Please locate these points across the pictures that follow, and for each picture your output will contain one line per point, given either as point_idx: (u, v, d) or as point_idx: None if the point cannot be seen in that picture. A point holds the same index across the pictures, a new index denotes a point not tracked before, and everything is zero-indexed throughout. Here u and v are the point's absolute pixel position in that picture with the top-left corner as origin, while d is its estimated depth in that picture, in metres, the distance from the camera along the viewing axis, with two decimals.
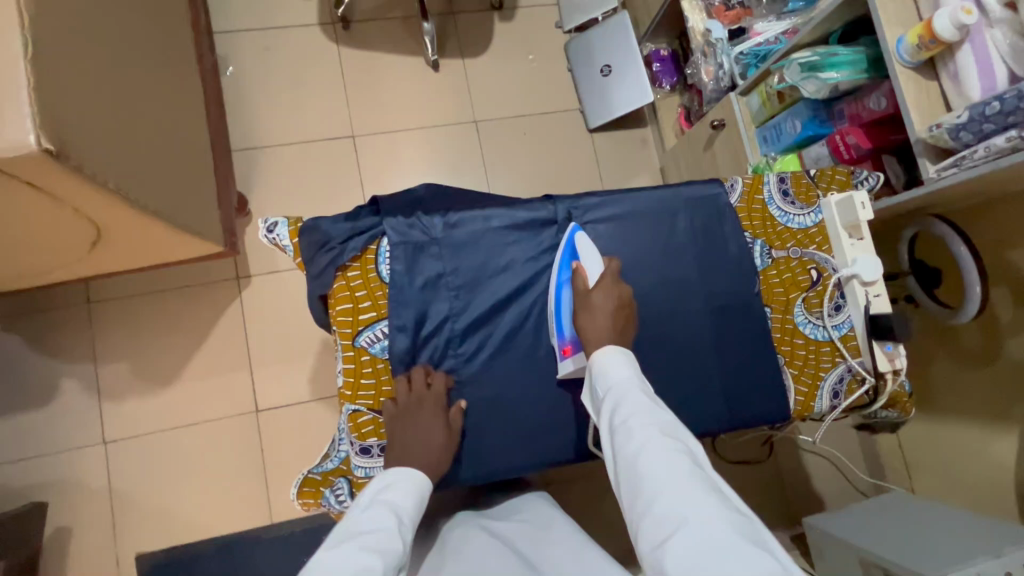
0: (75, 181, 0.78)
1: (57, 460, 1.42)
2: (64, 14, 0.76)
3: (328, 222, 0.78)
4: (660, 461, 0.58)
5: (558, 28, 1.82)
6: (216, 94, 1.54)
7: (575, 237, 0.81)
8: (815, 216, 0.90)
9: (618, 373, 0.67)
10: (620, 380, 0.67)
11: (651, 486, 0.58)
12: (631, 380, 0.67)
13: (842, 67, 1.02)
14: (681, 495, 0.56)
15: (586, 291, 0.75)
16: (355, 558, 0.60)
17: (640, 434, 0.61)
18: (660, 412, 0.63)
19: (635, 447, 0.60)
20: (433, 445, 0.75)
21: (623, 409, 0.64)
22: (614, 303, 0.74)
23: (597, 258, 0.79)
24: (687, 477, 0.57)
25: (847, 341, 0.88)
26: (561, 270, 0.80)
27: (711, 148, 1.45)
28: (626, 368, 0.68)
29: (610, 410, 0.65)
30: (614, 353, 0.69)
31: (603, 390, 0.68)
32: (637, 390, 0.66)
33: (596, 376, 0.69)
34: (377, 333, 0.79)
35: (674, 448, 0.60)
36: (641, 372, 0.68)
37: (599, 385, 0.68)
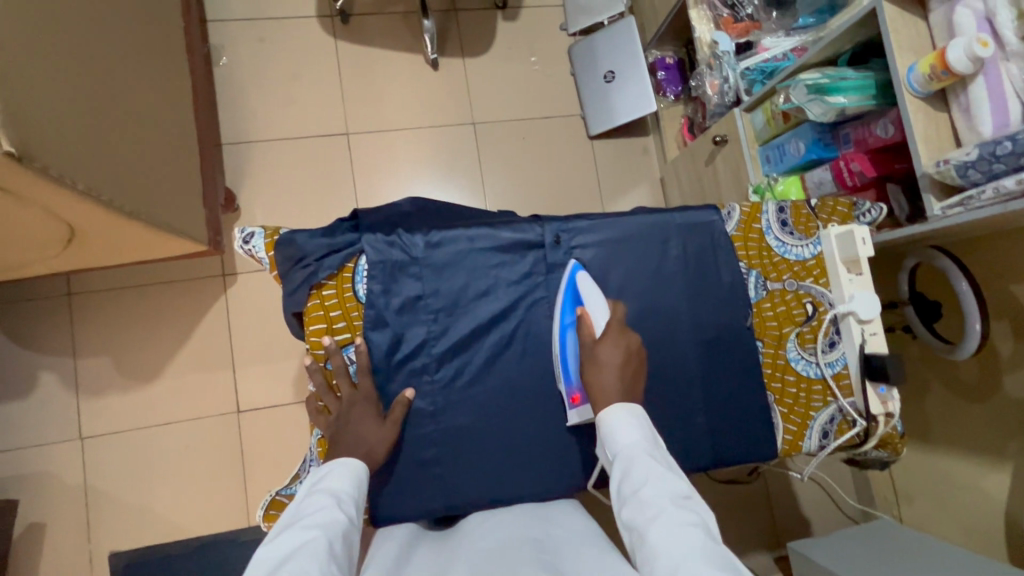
0: (41, 182, 0.75)
1: (31, 454, 1.39)
2: (33, 7, 0.72)
3: (304, 236, 0.75)
4: (670, 529, 0.56)
5: (562, 30, 1.78)
6: (207, 85, 1.50)
7: (575, 277, 0.79)
8: (814, 248, 0.86)
9: (628, 436, 0.66)
10: (630, 444, 0.66)
11: (663, 553, 0.54)
12: (641, 444, 0.66)
13: (849, 91, 0.98)
14: (696, 564, 0.52)
15: (591, 341, 0.74)
16: (295, 539, 0.59)
17: (651, 501, 0.59)
18: (671, 478, 0.61)
19: (645, 515, 0.58)
20: (374, 443, 0.73)
21: (633, 474, 0.63)
22: (621, 356, 0.73)
23: (600, 300, 0.78)
24: (701, 545, 0.54)
25: (840, 379, 0.85)
26: (564, 314, 0.78)
27: (713, 162, 1.41)
28: (635, 431, 0.67)
29: (620, 476, 0.64)
30: (623, 414, 0.68)
31: (613, 454, 0.67)
32: (648, 454, 0.65)
33: (606, 440, 0.69)
34: (349, 355, 0.76)
35: (686, 515, 0.57)
36: (652, 435, 0.67)
37: (609, 448, 0.68)
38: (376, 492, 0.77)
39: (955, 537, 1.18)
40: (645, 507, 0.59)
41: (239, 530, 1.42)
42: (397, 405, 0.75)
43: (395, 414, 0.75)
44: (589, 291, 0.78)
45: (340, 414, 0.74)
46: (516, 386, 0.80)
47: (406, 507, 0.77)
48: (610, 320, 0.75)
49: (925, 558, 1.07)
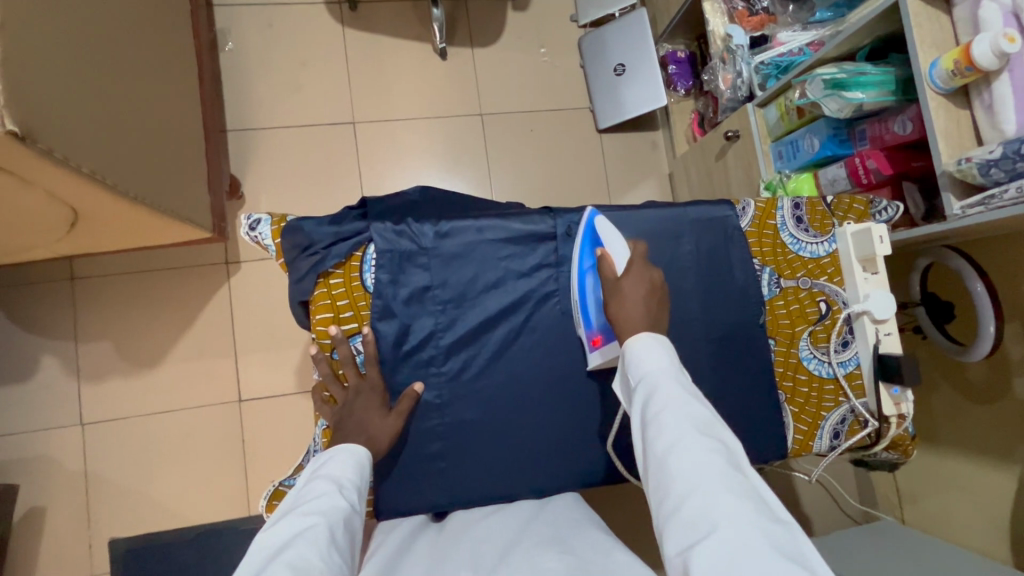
0: (45, 164, 0.73)
1: (32, 439, 1.38)
2: None
3: (312, 224, 0.73)
4: (692, 461, 0.55)
5: (573, 22, 1.75)
6: (212, 71, 1.48)
7: (595, 220, 0.76)
8: (829, 245, 0.85)
9: (655, 362, 0.62)
10: (654, 369, 0.62)
11: (685, 483, 0.54)
12: (668, 371, 0.62)
13: (869, 87, 0.96)
14: (717, 496, 0.52)
15: (614, 279, 0.70)
16: (295, 525, 0.58)
17: (674, 429, 0.57)
18: (697, 405, 0.59)
19: (666, 443, 0.57)
20: (380, 437, 0.72)
21: (656, 400, 0.60)
22: (646, 289, 0.69)
23: (621, 242, 0.73)
24: (725, 477, 0.53)
25: (852, 379, 0.84)
26: (584, 256, 0.76)
27: (723, 158, 1.40)
28: (662, 357, 0.63)
29: (643, 401, 0.61)
30: (649, 340, 0.64)
31: (636, 378, 0.64)
32: (674, 380, 0.62)
33: (628, 362, 0.65)
34: (356, 345, 0.75)
35: (710, 445, 0.56)
36: (678, 362, 0.64)
37: (632, 373, 0.64)
38: (383, 483, 0.76)
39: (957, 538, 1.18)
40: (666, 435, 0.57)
41: (239, 519, 1.42)
42: (404, 398, 0.74)
43: (402, 406, 0.73)
44: (610, 234, 0.73)
45: (345, 403, 0.73)
46: (526, 381, 0.78)
47: (412, 501, 0.76)
48: (630, 258, 0.71)
49: (928, 560, 1.06)
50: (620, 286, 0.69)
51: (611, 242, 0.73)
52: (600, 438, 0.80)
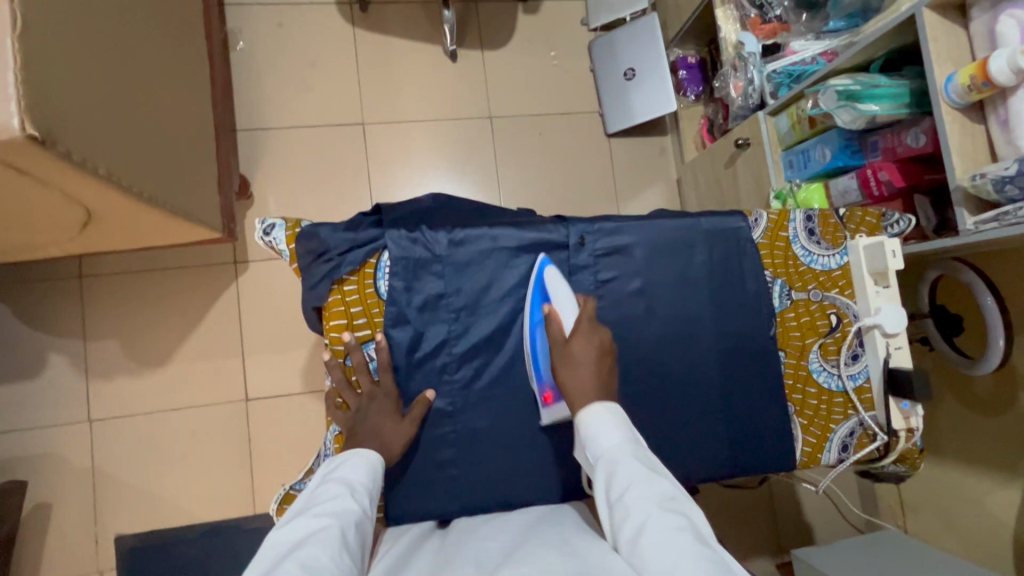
0: (63, 167, 0.74)
1: (39, 435, 1.39)
2: None
3: (327, 230, 0.74)
4: (658, 537, 0.53)
5: (584, 25, 1.74)
6: (224, 70, 1.48)
7: (546, 272, 0.77)
8: (840, 258, 0.85)
9: (610, 436, 0.63)
10: (613, 444, 0.63)
11: (654, 565, 0.52)
12: (624, 445, 0.63)
13: (882, 99, 0.96)
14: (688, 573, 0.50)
15: (563, 340, 0.71)
16: (306, 526, 0.59)
17: (636, 506, 0.57)
18: (657, 479, 0.59)
19: (632, 524, 0.56)
20: (391, 444, 0.72)
21: (617, 481, 0.60)
22: (595, 351, 0.69)
23: (572, 301, 0.74)
24: (694, 554, 0.52)
25: (862, 393, 0.84)
26: (533, 311, 0.76)
27: (733, 165, 1.40)
28: (617, 430, 0.64)
29: (605, 483, 0.61)
30: (603, 413, 0.66)
31: (595, 457, 0.64)
32: (631, 454, 0.62)
33: (587, 442, 0.65)
34: (370, 352, 0.76)
35: (674, 520, 0.55)
36: (635, 436, 0.64)
37: (592, 453, 0.64)
38: (393, 488, 0.76)
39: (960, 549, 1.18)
40: (630, 514, 0.57)
41: (245, 517, 1.43)
42: (416, 405, 0.74)
43: (414, 413, 0.74)
44: (554, 284, 0.75)
45: (358, 409, 0.73)
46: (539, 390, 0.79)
47: (424, 506, 0.77)
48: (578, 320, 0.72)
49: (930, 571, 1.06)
50: (570, 347, 0.70)
51: (558, 293, 0.75)
52: None
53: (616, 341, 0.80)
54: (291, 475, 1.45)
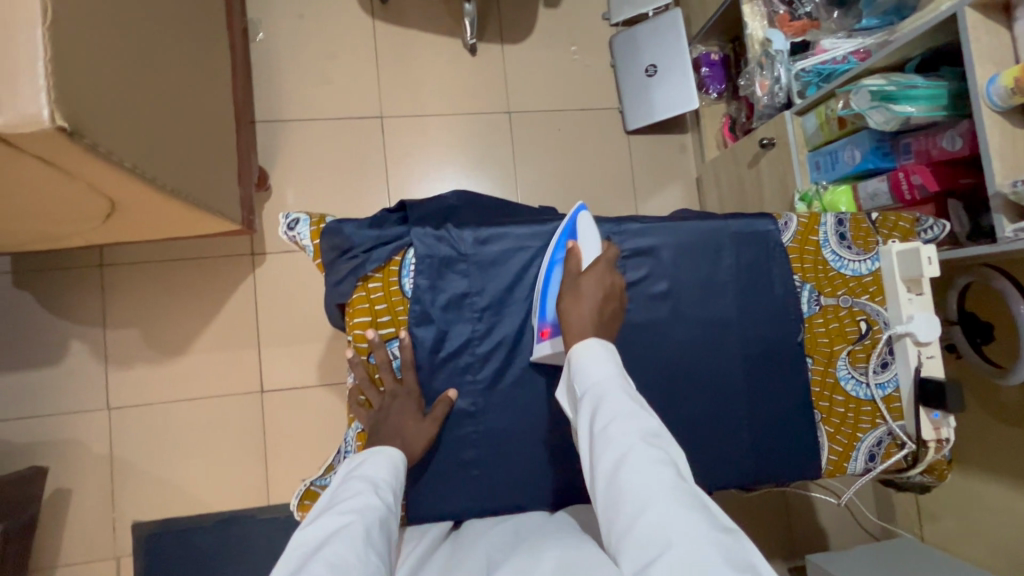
0: (90, 158, 0.74)
1: (59, 422, 1.41)
2: None
3: (352, 227, 0.73)
4: (643, 474, 0.53)
5: (605, 20, 1.72)
6: (244, 61, 1.48)
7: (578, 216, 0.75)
8: (872, 263, 0.83)
9: (600, 369, 0.60)
10: (602, 377, 0.60)
11: (635, 502, 0.52)
12: (613, 378, 0.60)
13: (918, 100, 0.94)
14: (668, 513, 0.51)
15: (576, 274, 0.69)
16: (331, 523, 0.59)
17: (622, 439, 0.55)
18: (644, 414, 0.57)
19: (616, 457, 0.55)
20: (412, 442, 0.72)
21: (604, 412, 0.57)
22: (602, 292, 0.67)
23: (597, 242, 0.73)
24: (675, 492, 0.52)
25: (890, 402, 0.83)
26: (557, 248, 0.74)
27: (757, 165, 1.37)
28: (606, 362, 0.61)
29: (590, 413, 0.58)
30: (596, 345, 0.62)
31: (580, 386, 0.61)
32: (620, 388, 0.60)
33: (575, 371, 0.62)
34: (393, 349, 0.75)
35: (659, 456, 0.54)
36: (623, 369, 0.62)
37: (578, 382, 0.62)
38: (413, 487, 0.76)
39: (980, 560, 1.16)
40: (615, 447, 0.55)
41: (259, 508, 1.44)
42: (438, 404, 0.74)
43: (436, 412, 0.74)
44: (584, 228, 0.73)
45: (381, 407, 0.73)
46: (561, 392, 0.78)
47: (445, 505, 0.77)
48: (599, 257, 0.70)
49: None
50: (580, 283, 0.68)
51: (585, 238, 0.73)
52: None
53: (641, 343, 0.79)
54: (305, 467, 1.46)
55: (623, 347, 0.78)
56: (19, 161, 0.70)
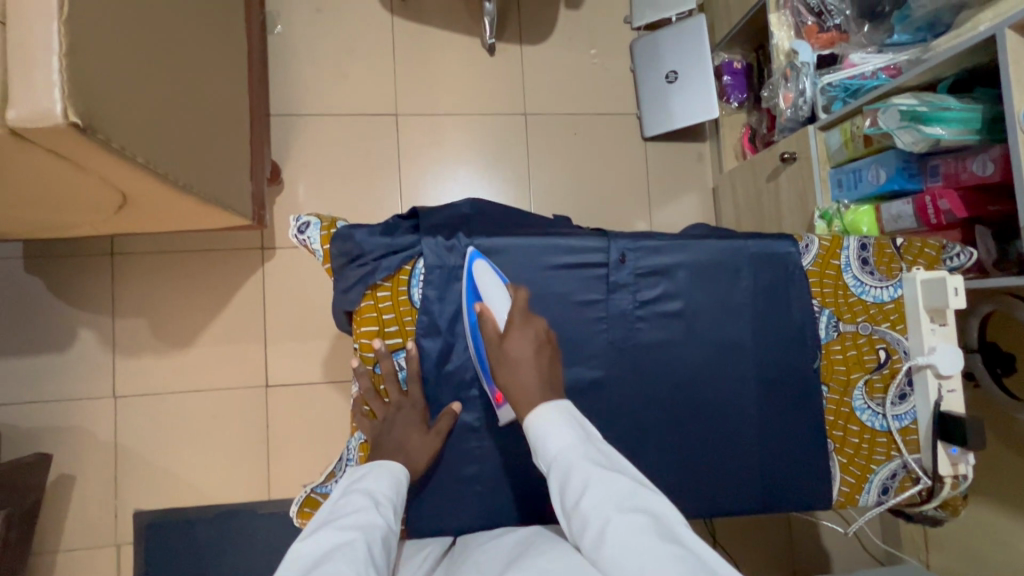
0: (102, 154, 0.73)
1: (65, 407, 1.41)
2: None
3: (363, 233, 0.73)
4: (623, 543, 0.52)
5: (626, 24, 1.70)
6: (261, 53, 1.47)
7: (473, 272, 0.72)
8: (894, 291, 0.80)
9: (558, 438, 0.60)
10: (561, 447, 0.60)
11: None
12: (574, 443, 0.61)
13: (950, 123, 0.91)
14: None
15: (499, 340, 0.67)
16: (331, 538, 0.57)
17: (593, 511, 0.55)
18: (611, 478, 0.57)
19: (593, 534, 0.54)
20: (412, 455, 0.71)
21: (571, 488, 0.57)
22: (532, 346, 0.66)
23: (502, 296, 0.70)
24: (662, 554, 0.50)
25: (907, 434, 0.80)
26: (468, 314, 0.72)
27: (776, 179, 1.34)
28: (564, 430, 0.61)
29: (559, 491, 0.58)
30: (549, 415, 0.62)
31: (547, 461, 0.61)
32: (582, 454, 0.60)
33: (536, 446, 0.62)
34: (400, 360, 0.75)
35: (637, 520, 0.53)
36: (584, 430, 0.61)
37: (543, 458, 0.62)
38: (413, 501, 0.75)
39: None
40: (588, 520, 0.55)
41: (260, 502, 1.45)
42: (442, 417, 0.73)
43: (441, 425, 0.73)
44: (484, 285, 0.71)
45: (385, 419, 0.73)
46: None
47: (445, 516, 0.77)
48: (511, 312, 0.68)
49: None
50: (506, 349, 0.66)
51: (490, 292, 0.71)
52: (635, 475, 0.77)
53: (651, 364, 0.77)
54: (307, 463, 1.47)
55: (632, 367, 0.77)
56: (31, 155, 0.70)
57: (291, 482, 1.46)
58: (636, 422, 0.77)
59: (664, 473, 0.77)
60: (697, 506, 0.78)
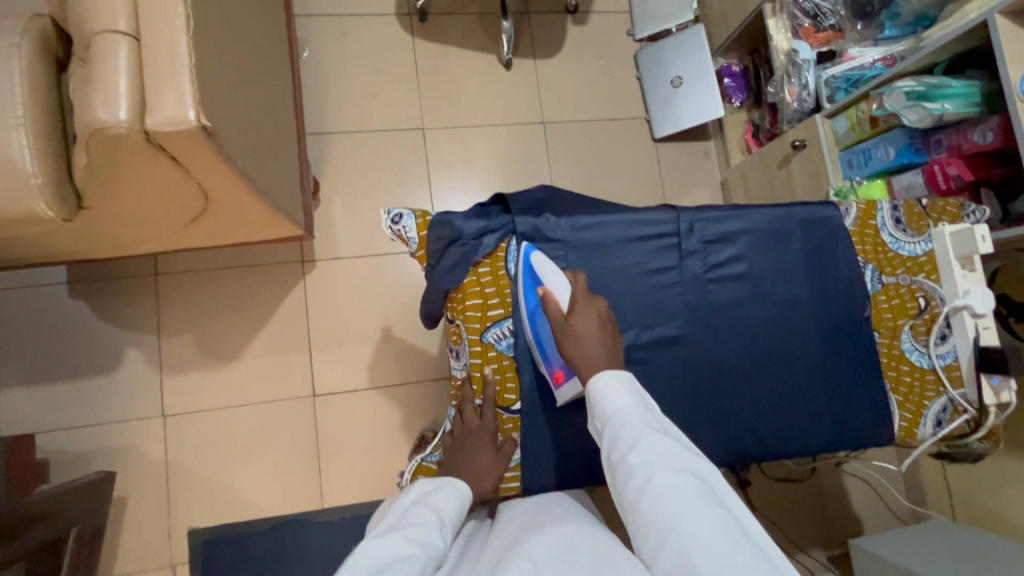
0: (214, 161, 0.79)
1: (116, 429, 1.42)
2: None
3: (460, 218, 0.82)
4: (666, 500, 0.58)
5: (629, 36, 1.83)
6: (295, 76, 1.55)
7: (532, 257, 0.80)
8: (926, 244, 0.90)
9: (618, 399, 0.66)
10: (618, 406, 0.65)
11: (662, 528, 0.57)
12: (632, 406, 0.66)
13: (953, 98, 1.03)
14: (697, 532, 0.55)
15: (563, 319, 0.73)
16: (401, 543, 0.65)
17: (641, 466, 0.60)
18: (662, 442, 0.62)
19: (639, 485, 0.59)
20: (479, 470, 0.82)
21: (623, 443, 0.62)
22: (596, 323, 0.72)
23: (562, 278, 0.77)
24: (701, 516, 0.56)
25: (951, 371, 0.89)
26: (529, 297, 0.80)
27: (787, 166, 1.45)
28: (623, 394, 0.66)
29: (611, 445, 0.64)
30: (611, 379, 0.67)
31: (601, 416, 0.66)
32: (637, 416, 0.64)
33: (595, 400, 0.67)
34: (502, 330, 0.83)
35: (682, 481, 0.59)
36: (642, 396, 0.66)
37: (598, 411, 0.67)
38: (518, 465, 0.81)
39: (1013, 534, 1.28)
40: (635, 474, 0.60)
41: (314, 511, 1.46)
42: (505, 440, 0.84)
43: (504, 447, 0.83)
44: (546, 269, 0.78)
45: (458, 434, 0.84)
46: (651, 373, 0.83)
47: (546, 472, 0.85)
48: (573, 290, 0.75)
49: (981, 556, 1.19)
50: (571, 324, 0.72)
51: (549, 275, 0.78)
52: (720, 426, 0.84)
53: (725, 322, 0.85)
54: (358, 470, 1.49)
55: (708, 326, 0.84)
56: (152, 160, 0.76)
57: (342, 490, 1.47)
58: (718, 375, 0.84)
59: (747, 419, 0.84)
60: (777, 448, 0.85)
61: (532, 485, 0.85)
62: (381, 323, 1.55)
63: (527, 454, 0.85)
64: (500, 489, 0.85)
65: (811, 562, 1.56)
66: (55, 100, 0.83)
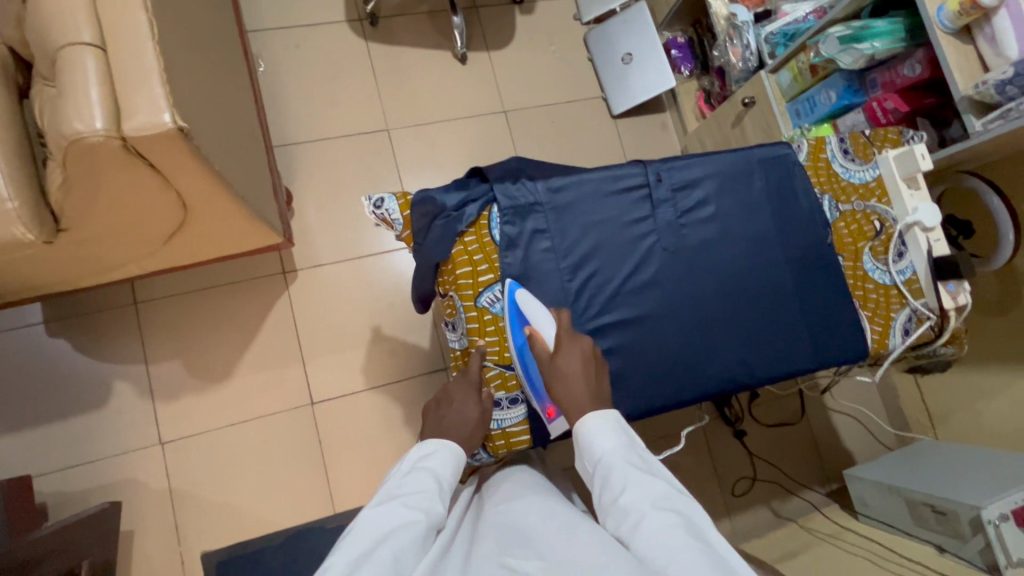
0: (192, 166, 0.80)
1: (114, 463, 1.40)
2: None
3: (440, 192, 0.85)
4: (656, 535, 0.57)
5: (576, 20, 1.89)
6: (254, 90, 1.56)
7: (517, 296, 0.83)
8: (873, 171, 0.98)
9: (605, 442, 0.68)
10: (606, 450, 0.68)
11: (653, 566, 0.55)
12: (619, 449, 0.68)
13: (881, 37, 1.11)
14: (687, 564, 0.54)
15: (549, 358, 0.78)
16: (401, 513, 0.65)
17: (632, 506, 0.61)
18: (650, 481, 0.63)
19: (630, 523, 0.60)
20: (465, 421, 0.82)
21: (612, 486, 0.64)
22: (580, 360, 0.76)
23: (548, 319, 0.82)
24: (691, 548, 0.55)
25: (911, 284, 0.96)
26: (516, 335, 0.83)
27: (740, 124, 1.52)
28: (612, 437, 0.69)
29: (601, 488, 0.65)
30: (599, 422, 0.70)
31: (592, 463, 0.68)
32: (624, 459, 0.66)
33: (584, 447, 0.70)
34: (493, 294, 0.86)
35: (669, 518, 0.59)
36: (629, 438, 0.69)
37: (588, 458, 0.69)
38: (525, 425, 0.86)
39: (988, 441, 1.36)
40: (627, 513, 0.61)
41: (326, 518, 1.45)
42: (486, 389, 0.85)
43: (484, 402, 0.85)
44: (532, 309, 0.82)
45: (444, 388, 0.86)
46: (638, 321, 0.87)
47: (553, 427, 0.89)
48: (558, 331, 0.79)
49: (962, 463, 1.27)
50: (558, 364, 0.76)
51: (536, 318, 0.82)
52: (706, 362, 0.88)
53: (702, 261, 0.90)
54: (364, 470, 1.49)
55: (686, 266, 0.89)
56: (132, 170, 0.77)
57: (352, 492, 1.47)
58: (704, 312, 0.89)
59: (733, 349, 0.89)
60: (764, 373, 0.90)
61: (541, 438, 0.89)
62: (370, 324, 1.56)
63: (533, 410, 0.88)
64: (511, 444, 0.88)
65: (814, 498, 1.63)
66: (21, 125, 0.83)
